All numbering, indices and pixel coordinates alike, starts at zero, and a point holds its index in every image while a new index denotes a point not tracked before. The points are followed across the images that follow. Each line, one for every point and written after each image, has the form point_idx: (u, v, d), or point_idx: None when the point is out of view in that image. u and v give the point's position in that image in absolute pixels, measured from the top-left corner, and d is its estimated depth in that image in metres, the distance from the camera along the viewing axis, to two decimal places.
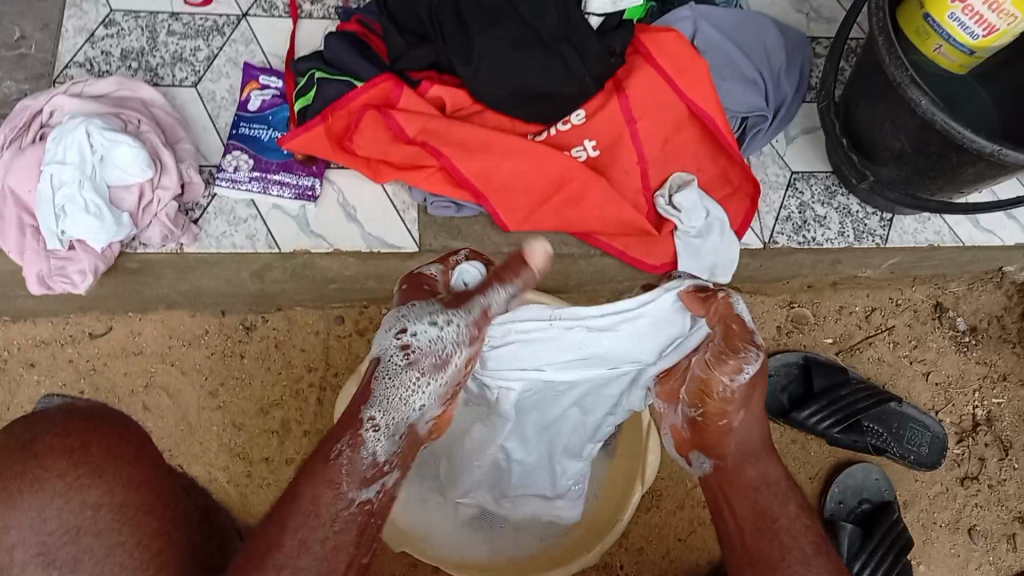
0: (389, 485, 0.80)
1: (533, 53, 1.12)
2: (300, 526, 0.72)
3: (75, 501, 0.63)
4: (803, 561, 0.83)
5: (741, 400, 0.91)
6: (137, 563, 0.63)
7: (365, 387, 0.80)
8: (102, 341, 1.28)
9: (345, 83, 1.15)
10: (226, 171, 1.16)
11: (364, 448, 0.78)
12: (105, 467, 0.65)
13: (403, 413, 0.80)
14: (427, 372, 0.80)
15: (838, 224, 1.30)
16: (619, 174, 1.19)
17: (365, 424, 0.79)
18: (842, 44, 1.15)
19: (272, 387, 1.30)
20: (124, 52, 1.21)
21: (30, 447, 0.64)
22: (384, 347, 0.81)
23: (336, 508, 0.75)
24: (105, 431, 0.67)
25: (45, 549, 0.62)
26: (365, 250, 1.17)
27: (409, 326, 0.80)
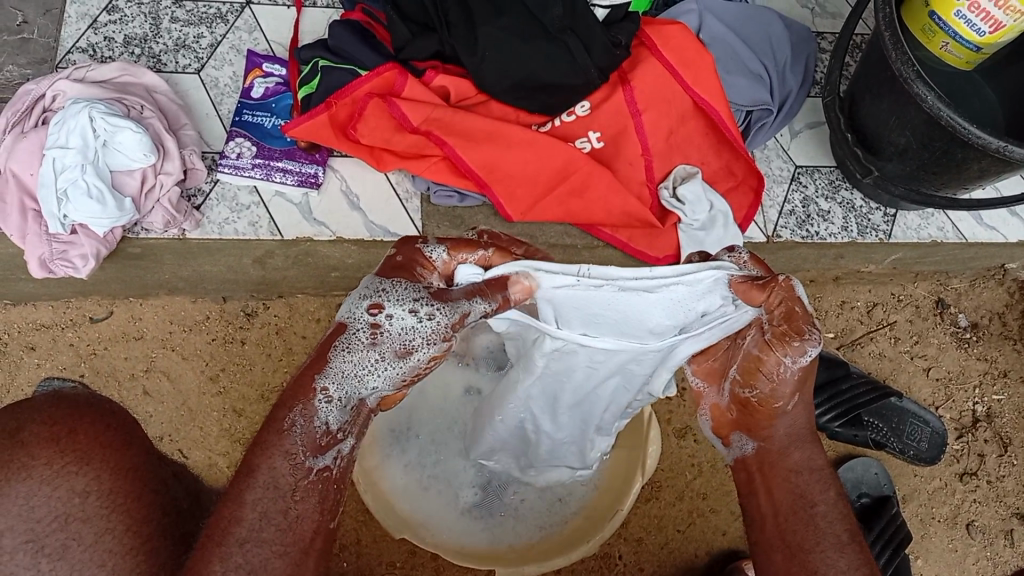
0: (345, 452, 0.74)
1: (538, 45, 1.11)
2: (260, 499, 0.66)
3: (61, 488, 0.62)
4: (837, 547, 0.76)
5: (797, 382, 0.82)
6: (123, 551, 0.63)
7: (321, 352, 0.74)
8: (103, 325, 1.29)
9: (349, 72, 1.14)
10: (229, 158, 1.15)
11: (316, 417, 0.72)
12: (93, 453, 0.64)
13: (358, 389, 0.74)
14: (389, 357, 0.75)
15: (842, 219, 1.29)
16: (623, 166, 1.19)
17: (318, 393, 0.72)
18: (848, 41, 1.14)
19: (273, 374, 1.30)
20: (127, 38, 1.21)
21: (17, 436, 0.62)
22: (354, 316, 0.75)
23: (295, 478, 0.69)
24: (90, 411, 0.66)
25: (33, 536, 0.61)
26: (367, 238, 1.17)
27: (385, 305, 0.74)
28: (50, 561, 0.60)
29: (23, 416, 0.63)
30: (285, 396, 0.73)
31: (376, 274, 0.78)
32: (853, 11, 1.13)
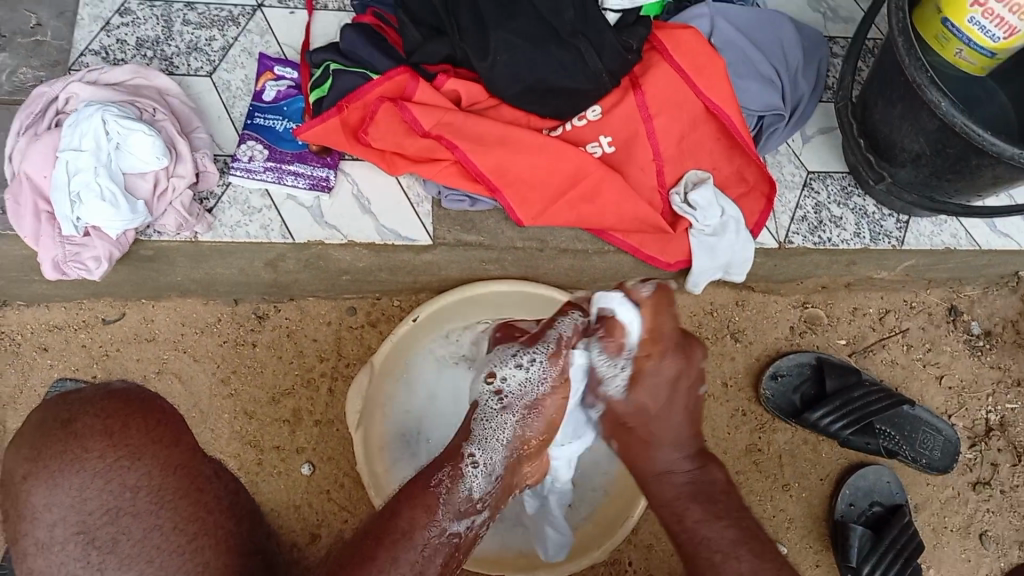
0: (478, 521, 0.91)
1: (549, 50, 1.11)
2: (393, 543, 0.82)
3: (114, 483, 0.53)
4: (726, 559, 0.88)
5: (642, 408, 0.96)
6: (171, 547, 0.53)
7: (465, 426, 0.97)
8: (115, 326, 1.29)
9: (361, 75, 1.15)
10: (240, 160, 1.16)
11: (463, 481, 0.91)
12: (143, 449, 0.54)
13: (499, 453, 0.94)
14: (519, 409, 0.96)
15: (854, 224, 1.28)
16: (634, 171, 1.18)
17: (466, 459, 0.92)
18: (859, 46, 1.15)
19: (284, 375, 1.31)
20: (138, 40, 1.22)
21: (71, 427, 0.54)
22: (479, 393, 0.99)
23: (428, 533, 0.85)
24: (141, 406, 0.56)
25: (85, 527, 0.52)
26: (378, 242, 1.17)
27: (499, 372, 0.98)
28: (100, 554, 0.52)
29: (78, 405, 0.55)
30: (435, 467, 0.92)
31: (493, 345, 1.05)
32: (865, 17, 1.13)
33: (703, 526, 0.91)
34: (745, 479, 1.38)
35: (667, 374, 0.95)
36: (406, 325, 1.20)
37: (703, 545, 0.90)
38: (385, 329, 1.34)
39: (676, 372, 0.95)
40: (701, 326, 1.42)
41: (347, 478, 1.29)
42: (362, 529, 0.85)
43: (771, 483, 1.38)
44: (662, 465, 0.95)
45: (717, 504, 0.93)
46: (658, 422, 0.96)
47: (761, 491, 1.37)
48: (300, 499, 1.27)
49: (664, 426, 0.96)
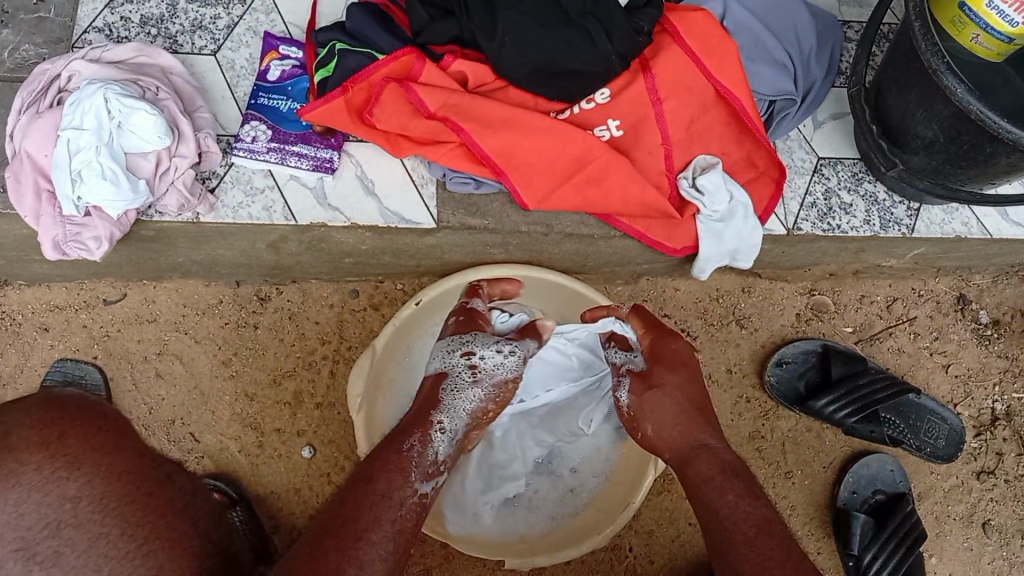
0: (440, 485, 0.92)
1: (558, 30, 1.09)
2: (375, 504, 0.82)
3: (54, 495, 0.64)
4: (748, 543, 0.82)
5: (663, 388, 1.01)
6: (121, 554, 0.64)
7: (436, 390, 1.03)
8: (116, 307, 1.29)
9: (366, 56, 1.12)
10: (244, 141, 1.14)
11: (431, 445, 0.95)
12: (83, 459, 0.67)
13: (461, 422, 1.01)
14: (486, 389, 1.06)
15: (864, 212, 1.26)
16: (642, 155, 1.17)
17: (435, 425, 0.98)
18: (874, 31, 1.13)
19: (286, 358, 1.30)
20: (143, 18, 1.20)
21: (5, 440, 0.65)
22: (451, 364, 1.06)
23: (404, 493, 0.86)
24: (77, 411, 0.70)
25: (23, 544, 0.61)
26: (382, 225, 1.15)
27: (477, 351, 1.07)
28: (42, 568, 0.61)
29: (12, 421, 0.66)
30: (406, 431, 0.94)
31: (454, 330, 1.10)
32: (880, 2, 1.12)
33: (743, 502, 0.86)
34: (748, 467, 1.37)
35: (677, 357, 1.05)
36: (410, 307, 1.18)
37: (737, 517, 0.85)
38: (387, 312, 1.34)
39: (685, 351, 1.07)
40: (706, 313, 1.41)
41: (348, 461, 1.28)
42: (334, 497, 0.84)
43: (773, 470, 1.37)
44: (701, 439, 0.95)
45: (756, 486, 0.89)
46: (676, 396, 1.01)
47: (763, 478, 1.37)
48: (300, 481, 1.27)
49: (688, 402, 1.00)
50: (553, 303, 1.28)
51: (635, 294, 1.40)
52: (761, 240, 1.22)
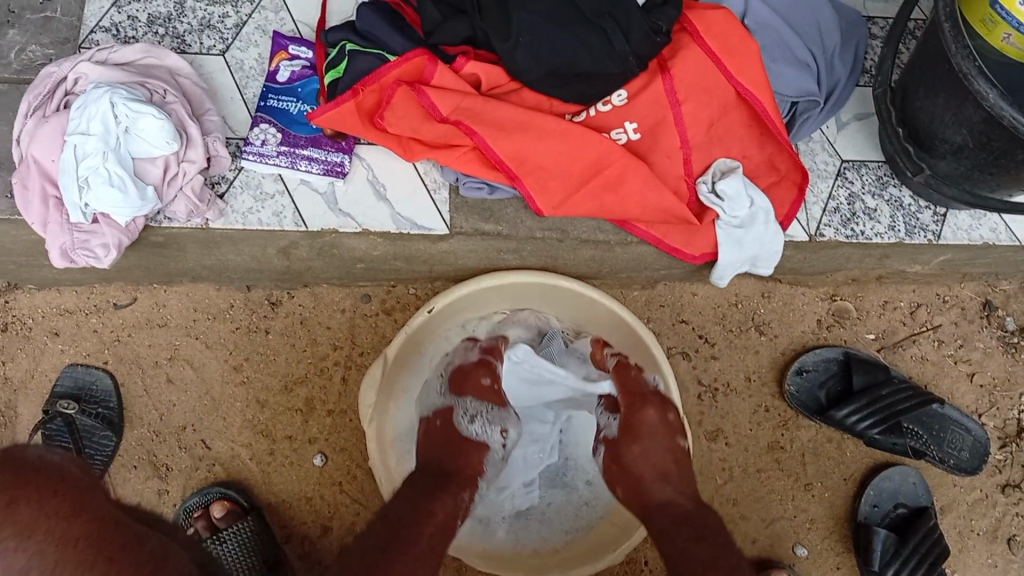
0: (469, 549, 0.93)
1: (575, 31, 1.05)
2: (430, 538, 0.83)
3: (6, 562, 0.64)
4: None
5: (633, 452, 1.00)
6: None
7: (473, 458, 0.98)
8: (127, 311, 1.27)
9: (377, 57, 1.09)
10: (254, 144, 1.12)
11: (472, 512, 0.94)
12: (36, 526, 0.66)
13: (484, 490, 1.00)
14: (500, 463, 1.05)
15: (889, 218, 1.23)
16: (660, 159, 1.13)
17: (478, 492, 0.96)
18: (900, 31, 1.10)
19: (297, 364, 1.29)
20: (151, 17, 1.17)
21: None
22: (488, 434, 1.02)
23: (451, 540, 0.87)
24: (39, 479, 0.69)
25: None
26: (394, 231, 1.13)
27: (507, 426, 1.05)
28: None
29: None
30: (454, 487, 0.92)
31: (479, 392, 1.04)
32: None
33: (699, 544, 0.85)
34: (767, 478, 1.34)
35: (653, 422, 1.03)
36: (422, 316, 1.15)
37: (688, 556, 0.86)
38: (400, 318, 1.31)
39: (659, 416, 1.03)
40: (724, 318, 1.38)
41: (360, 470, 1.26)
42: (378, 522, 0.84)
43: (792, 482, 1.34)
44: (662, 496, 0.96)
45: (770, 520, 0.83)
46: (642, 463, 0.99)
47: (781, 490, 1.34)
48: (311, 490, 1.25)
49: (654, 464, 0.98)
50: (569, 311, 1.28)
51: (652, 300, 1.37)
52: (783, 246, 1.19)
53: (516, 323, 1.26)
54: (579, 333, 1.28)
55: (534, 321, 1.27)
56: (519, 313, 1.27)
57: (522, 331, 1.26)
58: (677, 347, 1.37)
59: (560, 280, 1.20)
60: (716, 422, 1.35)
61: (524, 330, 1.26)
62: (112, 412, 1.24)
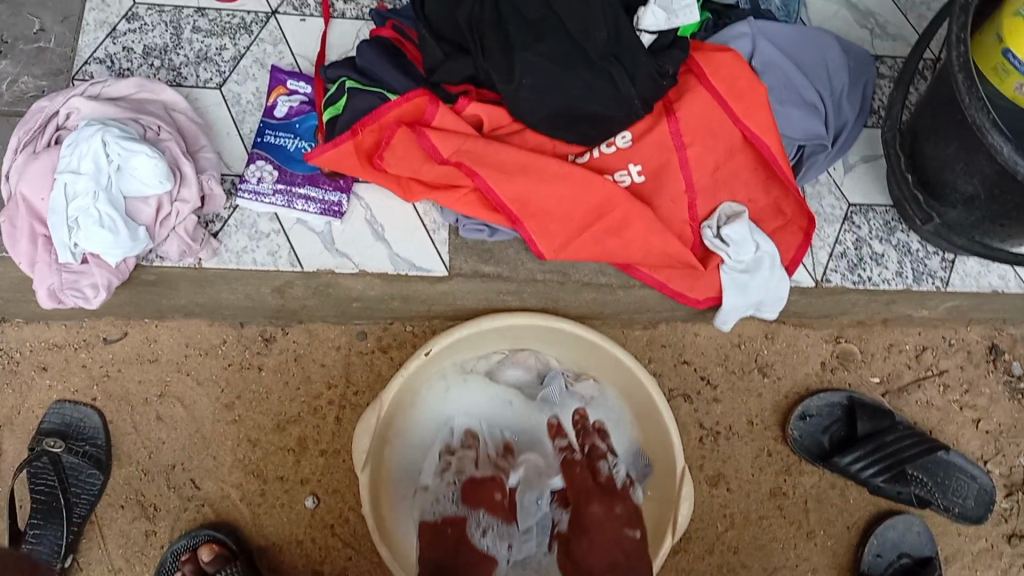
0: None
1: (579, 73, 1.02)
2: None
3: None
4: None
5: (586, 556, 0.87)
6: None
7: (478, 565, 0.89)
8: (117, 346, 1.24)
9: (377, 95, 1.07)
10: (249, 182, 1.09)
11: None
12: None
13: None
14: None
15: (897, 264, 1.20)
16: (664, 203, 1.11)
17: None
18: (915, 66, 1.10)
19: (290, 403, 1.26)
20: (146, 49, 1.15)
21: None
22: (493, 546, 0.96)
23: None
24: None
25: None
26: (392, 272, 1.10)
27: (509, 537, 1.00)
28: None
29: None
30: None
31: (478, 501, 0.98)
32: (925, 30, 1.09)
33: None
34: (769, 526, 1.31)
35: (603, 520, 0.89)
36: (418, 359, 1.13)
37: None
38: (395, 356, 1.29)
39: (606, 510, 0.90)
40: (727, 359, 1.36)
41: (352, 512, 1.24)
42: None
43: (795, 530, 1.32)
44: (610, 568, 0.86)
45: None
46: (592, 559, 0.86)
47: (783, 537, 1.31)
48: (303, 533, 1.22)
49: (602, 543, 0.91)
50: (569, 352, 1.24)
51: (654, 339, 1.35)
52: (789, 292, 1.17)
53: (515, 363, 1.24)
54: (580, 375, 1.25)
55: (534, 363, 1.25)
56: (519, 352, 1.25)
57: (521, 373, 1.24)
58: (678, 389, 1.34)
59: (557, 321, 1.17)
60: (717, 467, 1.33)
61: (524, 372, 1.24)
62: (100, 450, 1.21)
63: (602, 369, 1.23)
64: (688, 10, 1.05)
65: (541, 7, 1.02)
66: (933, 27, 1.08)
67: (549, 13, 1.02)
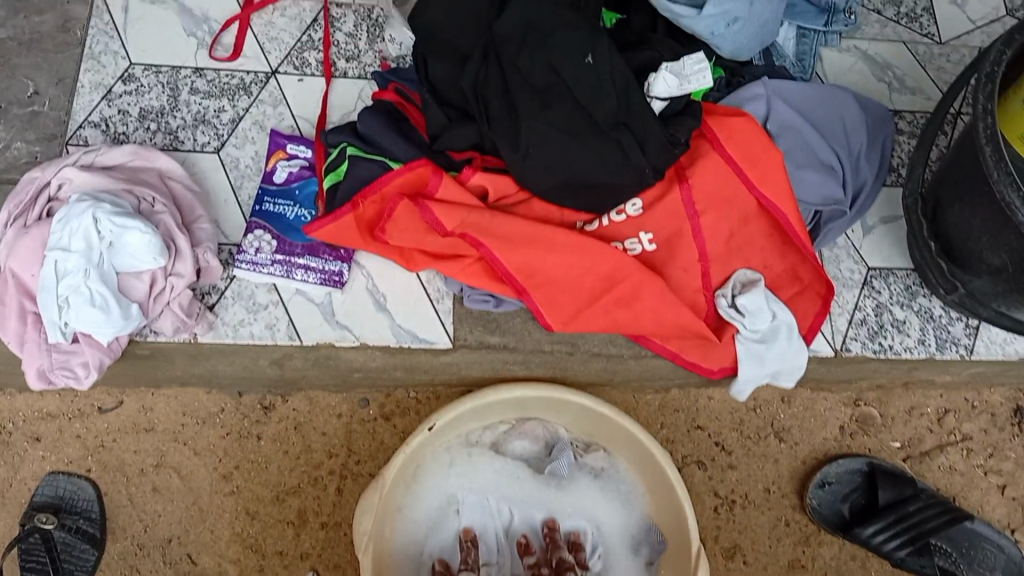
0: None
1: (588, 142, 0.98)
2: None
3: None
4: None
5: None
6: None
7: None
8: (111, 415, 1.21)
9: (378, 163, 1.03)
10: (247, 252, 1.06)
11: None
12: None
13: None
14: None
15: (919, 331, 1.16)
16: (677, 273, 1.06)
17: None
18: (939, 121, 1.08)
19: (290, 473, 1.22)
20: (142, 111, 1.12)
21: None
22: None
23: None
24: None
25: None
26: (394, 345, 1.06)
27: None
28: None
29: None
30: None
31: None
32: (947, 92, 1.07)
33: None
34: None
35: None
36: (422, 434, 1.09)
37: None
38: (399, 423, 1.24)
39: None
40: (742, 424, 1.31)
41: None
42: None
43: None
44: None
45: None
46: None
47: None
48: None
49: None
50: (578, 423, 1.19)
51: (666, 403, 1.30)
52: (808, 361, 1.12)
53: (522, 434, 1.20)
54: (590, 445, 1.21)
55: (542, 432, 1.21)
56: (525, 423, 1.20)
57: (528, 444, 1.20)
58: (693, 456, 1.30)
59: (568, 395, 1.13)
60: (733, 538, 1.28)
61: (530, 443, 1.20)
62: (94, 526, 1.17)
63: (613, 440, 1.18)
64: (701, 74, 1.00)
65: (548, 73, 0.98)
66: (957, 88, 1.06)
67: (557, 79, 0.98)
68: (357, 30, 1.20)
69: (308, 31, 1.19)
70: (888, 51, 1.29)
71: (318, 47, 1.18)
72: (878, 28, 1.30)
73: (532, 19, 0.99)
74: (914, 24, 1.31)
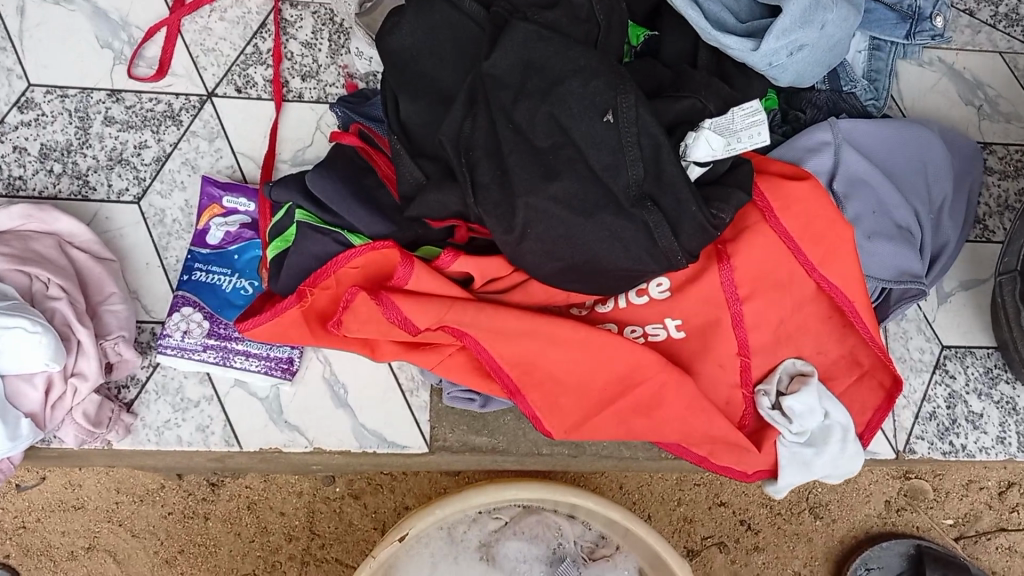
0: None
1: (604, 221, 0.74)
2: None
3: None
4: None
5: None
6: None
7: None
8: (33, 492, 1.03)
9: (336, 238, 0.81)
10: (171, 337, 0.84)
11: None
12: None
13: None
14: None
15: (999, 426, 0.95)
16: (709, 367, 0.85)
17: None
18: None
19: (243, 558, 1.04)
20: (43, 148, 0.90)
21: None
22: None
23: None
24: None
25: None
26: (355, 451, 0.86)
27: None
28: None
29: None
30: None
31: None
32: None
33: None
34: None
35: None
36: (393, 545, 0.88)
37: None
38: (370, 502, 1.06)
39: None
40: (772, 500, 1.13)
41: None
42: None
43: None
44: None
45: None
46: None
47: None
48: None
49: None
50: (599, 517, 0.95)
51: (684, 478, 1.11)
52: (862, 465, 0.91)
53: (519, 533, 0.97)
54: (595, 551, 0.98)
55: (542, 531, 0.98)
56: (523, 518, 0.98)
57: (527, 546, 0.97)
58: (713, 538, 1.12)
59: (571, 496, 0.91)
60: None
61: (529, 544, 0.97)
62: None
63: (630, 538, 0.96)
64: (755, 130, 0.78)
65: (554, 130, 0.75)
66: None
67: (566, 138, 0.75)
68: (315, 38, 0.96)
69: (253, 40, 0.96)
70: (980, 65, 1.06)
71: (266, 62, 0.95)
72: (968, 35, 1.06)
73: (534, 59, 0.76)
74: (1014, 28, 1.06)
